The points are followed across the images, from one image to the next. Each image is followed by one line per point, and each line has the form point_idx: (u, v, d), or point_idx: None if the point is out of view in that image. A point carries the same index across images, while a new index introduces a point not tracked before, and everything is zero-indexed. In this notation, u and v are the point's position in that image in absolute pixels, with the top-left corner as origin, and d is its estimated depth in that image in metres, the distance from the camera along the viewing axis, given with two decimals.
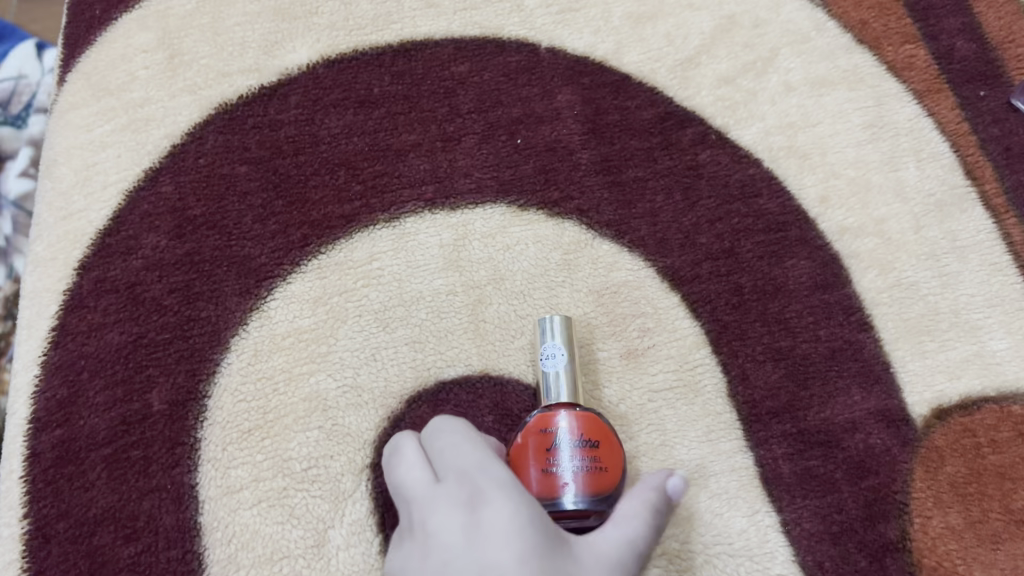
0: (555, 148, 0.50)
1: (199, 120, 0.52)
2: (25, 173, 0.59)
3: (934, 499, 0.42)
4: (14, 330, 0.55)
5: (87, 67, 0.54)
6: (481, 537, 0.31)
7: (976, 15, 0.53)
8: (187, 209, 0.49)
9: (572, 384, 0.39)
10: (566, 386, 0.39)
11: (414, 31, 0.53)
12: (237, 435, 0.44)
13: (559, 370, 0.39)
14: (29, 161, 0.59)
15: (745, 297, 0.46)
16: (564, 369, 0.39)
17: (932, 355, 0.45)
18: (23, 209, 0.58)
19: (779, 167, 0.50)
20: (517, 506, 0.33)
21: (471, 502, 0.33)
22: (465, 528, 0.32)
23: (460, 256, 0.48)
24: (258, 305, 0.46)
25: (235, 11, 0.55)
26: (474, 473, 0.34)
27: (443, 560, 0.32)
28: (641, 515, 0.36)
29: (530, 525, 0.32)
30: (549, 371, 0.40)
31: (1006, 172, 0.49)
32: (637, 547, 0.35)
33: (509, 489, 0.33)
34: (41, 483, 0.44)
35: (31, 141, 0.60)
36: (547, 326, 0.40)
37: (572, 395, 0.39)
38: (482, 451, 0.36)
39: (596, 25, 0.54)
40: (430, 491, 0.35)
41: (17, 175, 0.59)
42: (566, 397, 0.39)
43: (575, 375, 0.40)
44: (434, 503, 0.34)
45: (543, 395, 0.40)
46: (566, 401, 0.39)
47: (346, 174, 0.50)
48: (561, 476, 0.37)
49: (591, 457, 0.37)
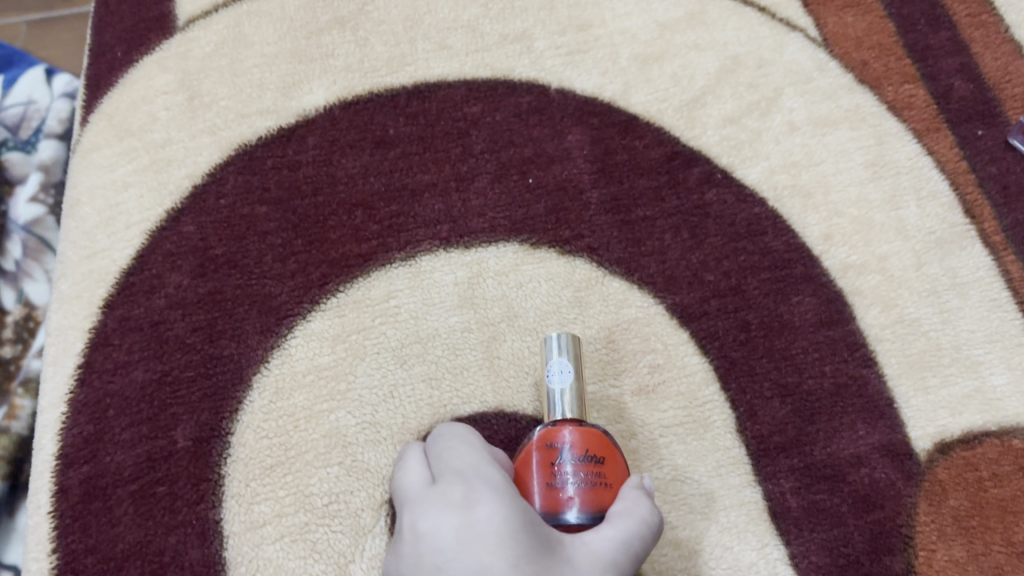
0: (565, 187, 0.52)
1: (219, 160, 0.53)
2: (35, 199, 0.62)
3: (939, 532, 0.43)
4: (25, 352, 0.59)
5: (109, 108, 0.56)
6: (473, 541, 0.35)
7: (973, 56, 0.55)
8: (209, 249, 0.50)
9: (577, 401, 0.40)
10: (572, 403, 0.40)
11: (427, 73, 0.55)
12: (260, 470, 0.45)
13: (565, 387, 0.40)
14: (39, 186, 0.63)
15: (752, 334, 0.48)
16: (570, 387, 0.40)
17: (934, 390, 0.46)
18: (33, 234, 0.62)
19: (783, 207, 0.51)
20: (507, 507, 0.36)
21: (462, 505, 0.36)
22: (457, 531, 0.35)
23: (474, 293, 0.49)
24: (279, 344, 0.48)
25: (253, 53, 0.56)
26: (468, 475, 0.38)
27: (438, 562, 0.35)
28: (643, 521, 0.38)
29: (521, 526, 0.35)
30: (555, 387, 0.40)
31: (1004, 210, 0.51)
32: (632, 546, 0.37)
33: (500, 492, 0.37)
34: (69, 518, 0.45)
35: (41, 166, 0.64)
36: (555, 342, 0.40)
37: (577, 410, 0.40)
38: (478, 454, 0.40)
39: (604, 66, 0.55)
40: (428, 491, 0.39)
41: (27, 201, 0.62)
42: (571, 413, 0.40)
43: (581, 391, 0.40)
44: (430, 503, 0.38)
45: (548, 411, 0.40)
46: (570, 416, 0.40)
47: (362, 214, 0.51)
48: (565, 491, 0.37)
49: (594, 473, 0.38)
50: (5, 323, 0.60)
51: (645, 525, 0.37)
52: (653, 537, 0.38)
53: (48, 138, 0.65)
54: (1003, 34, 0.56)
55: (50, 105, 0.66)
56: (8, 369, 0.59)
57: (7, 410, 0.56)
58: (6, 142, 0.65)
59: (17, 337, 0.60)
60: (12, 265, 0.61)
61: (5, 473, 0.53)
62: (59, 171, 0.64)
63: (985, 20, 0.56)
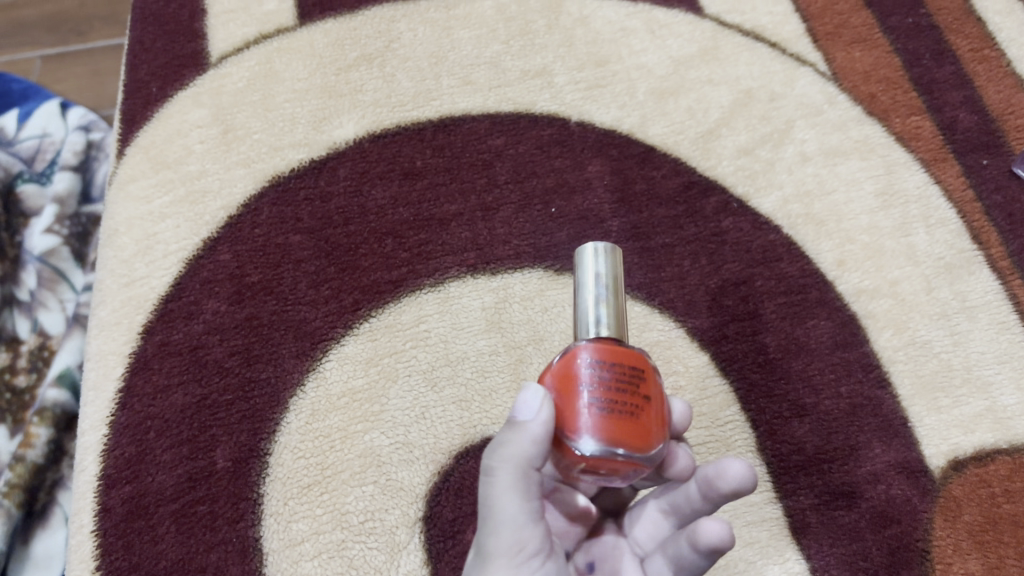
0: (587, 216, 0.54)
1: (254, 192, 0.55)
2: (50, 230, 0.64)
3: (954, 546, 0.45)
4: (38, 381, 0.61)
5: (145, 142, 0.58)
6: None
7: (978, 89, 0.58)
8: (244, 276, 0.52)
9: (617, 320, 0.32)
10: (612, 318, 0.32)
11: (453, 107, 0.58)
12: (298, 489, 0.47)
13: (603, 296, 0.33)
14: (54, 218, 0.64)
15: (770, 356, 0.49)
16: (609, 297, 0.32)
17: (946, 410, 0.48)
18: (48, 264, 0.63)
19: (798, 234, 0.53)
20: None
21: None
22: None
23: (502, 317, 0.51)
24: (314, 367, 0.50)
25: (285, 89, 0.59)
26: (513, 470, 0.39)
27: None
28: (487, 477, 0.31)
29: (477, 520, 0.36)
30: (589, 301, 0.32)
31: (1009, 236, 0.53)
32: (487, 514, 0.32)
33: None
34: (112, 537, 0.46)
35: (56, 198, 0.65)
36: (591, 260, 0.33)
37: (614, 323, 0.32)
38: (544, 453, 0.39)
39: (622, 101, 0.58)
40: None
41: (42, 232, 0.64)
42: (608, 329, 0.32)
43: (620, 311, 0.33)
44: None
45: (579, 329, 0.32)
46: (608, 334, 0.32)
47: (392, 242, 0.53)
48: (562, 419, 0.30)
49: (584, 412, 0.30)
50: (20, 352, 0.62)
51: (492, 478, 0.31)
52: (513, 483, 0.31)
53: (63, 170, 0.67)
54: (1005, 68, 0.59)
55: (63, 137, 0.69)
56: (23, 400, 0.60)
57: (22, 437, 0.56)
58: (22, 174, 0.67)
59: (31, 365, 0.61)
60: (27, 295, 0.63)
61: (20, 500, 0.54)
62: (73, 203, 0.66)
63: (988, 54, 0.59)
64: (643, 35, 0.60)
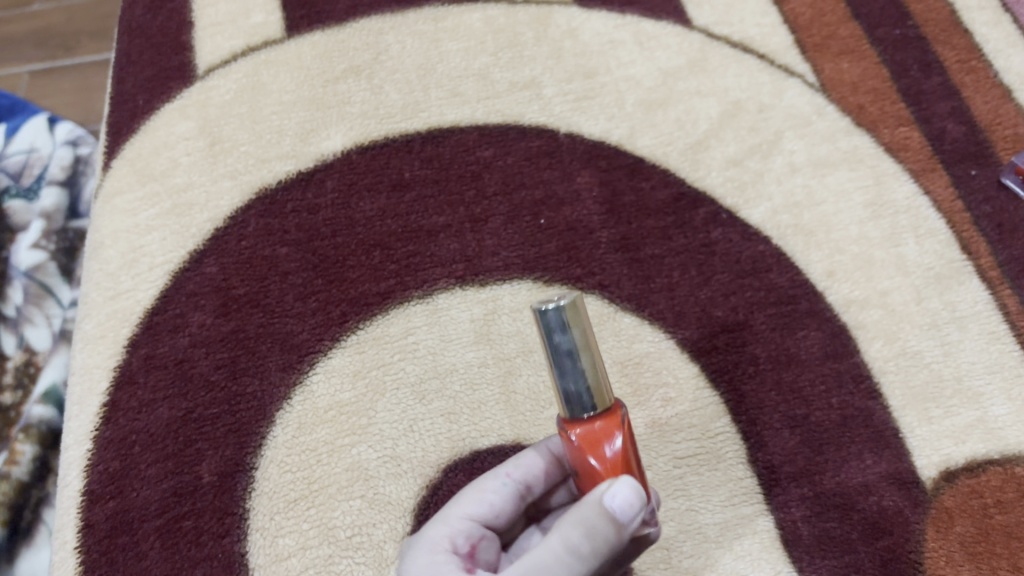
0: (576, 227, 0.53)
1: (241, 205, 0.55)
2: (37, 245, 0.64)
3: (947, 558, 0.44)
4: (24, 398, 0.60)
5: (132, 154, 0.58)
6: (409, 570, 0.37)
7: (964, 100, 0.58)
8: (231, 289, 0.52)
9: (596, 385, 0.31)
10: (594, 393, 0.31)
11: (441, 119, 0.58)
12: (284, 504, 0.46)
13: (579, 373, 0.30)
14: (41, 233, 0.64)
15: (760, 367, 0.49)
16: (587, 372, 0.30)
17: (937, 421, 0.48)
18: (34, 278, 0.63)
19: (787, 244, 0.53)
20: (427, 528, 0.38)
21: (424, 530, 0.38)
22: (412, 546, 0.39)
23: (491, 329, 0.51)
24: (301, 380, 0.49)
25: (271, 101, 0.58)
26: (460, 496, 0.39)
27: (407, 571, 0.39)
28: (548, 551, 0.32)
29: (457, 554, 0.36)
30: (567, 382, 0.30)
31: (999, 246, 0.53)
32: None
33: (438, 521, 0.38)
34: (96, 553, 0.46)
35: (43, 214, 0.65)
36: (559, 335, 0.29)
37: (597, 394, 0.31)
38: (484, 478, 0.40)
39: (610, 112, 0.58)
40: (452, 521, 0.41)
41: (29, 247, 0.64)
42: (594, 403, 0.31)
43: (598, 375, 0.31)
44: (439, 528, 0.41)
45: (561, 402, 0.31)
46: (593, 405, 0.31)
47: (380, 254, 0.53)
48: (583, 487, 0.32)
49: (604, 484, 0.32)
50: (5, 368, 0.61)
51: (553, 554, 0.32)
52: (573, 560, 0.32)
53: (50, 186, 0.66)
54: (993, 79, 0.59)
55: (50, 152, 0.68)
56: (9, 416, 0.60)
57: (8, 455, 0.55)
58: (9, 190, 0.67)
59: (17, 383, 0.61)
60: (13, 311, 0.62)
61: (4, 518, 0.53)
62: (60, 218, 0.65)
63: (975, 65, 0.59)
64: (631, 46, 0.60)
